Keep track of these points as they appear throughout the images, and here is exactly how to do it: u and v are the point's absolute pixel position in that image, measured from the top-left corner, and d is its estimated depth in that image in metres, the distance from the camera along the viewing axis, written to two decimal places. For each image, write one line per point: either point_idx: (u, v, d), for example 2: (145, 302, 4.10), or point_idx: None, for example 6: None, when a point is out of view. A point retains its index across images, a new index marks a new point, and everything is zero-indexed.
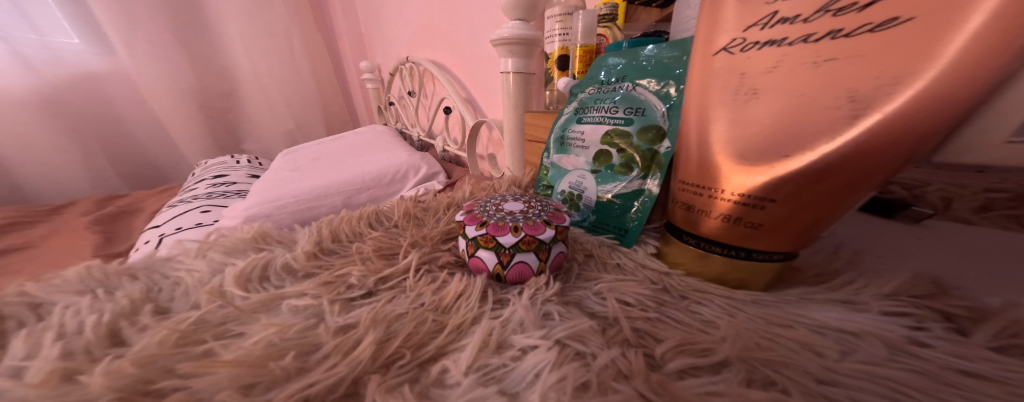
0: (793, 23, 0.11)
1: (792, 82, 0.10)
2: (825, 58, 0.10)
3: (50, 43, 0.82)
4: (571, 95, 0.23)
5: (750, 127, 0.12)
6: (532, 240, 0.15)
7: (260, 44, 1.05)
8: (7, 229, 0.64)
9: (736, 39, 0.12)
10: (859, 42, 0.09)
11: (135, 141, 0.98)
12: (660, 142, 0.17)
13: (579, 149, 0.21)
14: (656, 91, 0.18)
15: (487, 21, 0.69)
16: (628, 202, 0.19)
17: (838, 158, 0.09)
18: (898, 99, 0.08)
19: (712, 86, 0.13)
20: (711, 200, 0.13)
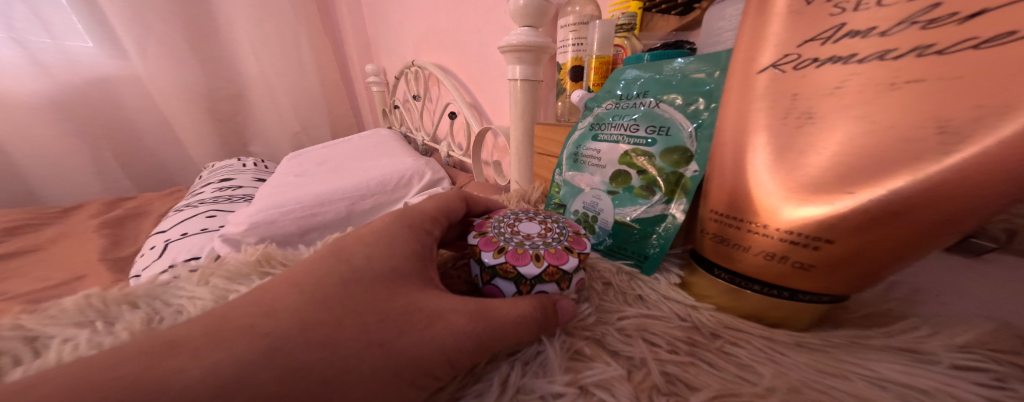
0: (865, 37, 0.10)
1: (860, 108, 0.10)
2: (907, 80, 0.09)
3: (64, 47, 0.89)
4: (586, 109, 0.22)
5: (801, 157, 0.11)
6: (555, 271, 0.15)
7: (268, 49, 1.10)
8: (16, 231, 0.65)
9: (790, 55, 0.12)
10: (959, 59, 0.08)
11: (144, 143, 1.05)
12: (687, 165, 0.16)
13: (595, 167, 0.20)
14: (682, 109, 0.17)
15: (493, 26, 0.68)
16: (649, 228, 0.18)
17: (911, 199, 0.09)
18: (992, 137, 0.07)
19: (760, 107, 0.13)
20: (749, 234, 0.13)
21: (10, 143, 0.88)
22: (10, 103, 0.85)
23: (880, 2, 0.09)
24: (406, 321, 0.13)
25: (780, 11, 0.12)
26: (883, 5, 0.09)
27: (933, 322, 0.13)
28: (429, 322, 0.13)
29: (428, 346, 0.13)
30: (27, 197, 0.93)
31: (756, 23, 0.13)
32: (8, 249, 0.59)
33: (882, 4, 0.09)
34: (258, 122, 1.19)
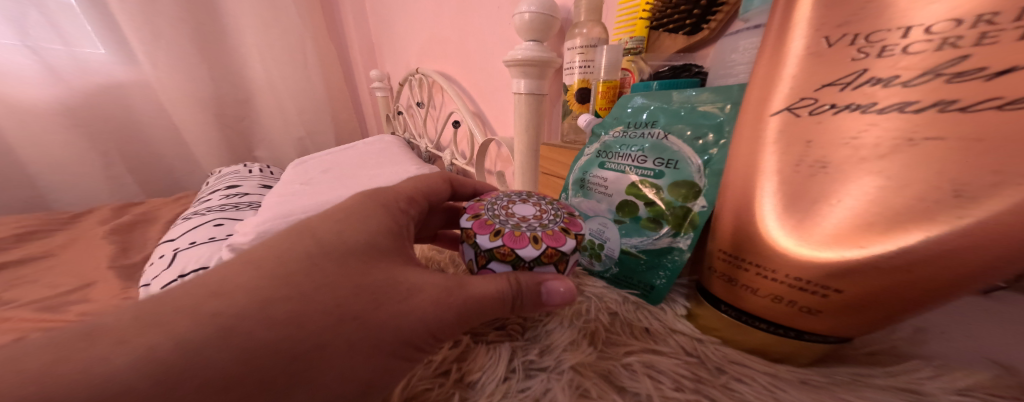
0: (889, 84, 0.10)
1: (874, 163, 0.10)
2: (924, 136, 0.09)
3: (76, 54, 0.92)
4: (593, 133, 0.23)
5: (807, 212, 0.12)
6: (553, 252, 0.18)
7: (275, 57, 1.16)
8: (26, 237, 0.66)
9: (806, 99, 0.12)
10: (982, 118, 0.08)
11: (153, 148, 1.09)
12: (694, 200, 0.17)
13: (602, 195, 0.21)
14: (689, 142, 0.17)
15: (497, 36, 0.70)
16: (655, 259, 0.19)
17: (925, 255, 0.09)
18: (1002, 201, 0.08)
19: (771, 151, 0.13)
20: (755, 277, 0.14)
21: (22, 149, 0.90)
22: (24, 110, 0.88)
23: (906, 49, 0.10)
24: (383, 294, 0.18)
25: (797, 52, 0.13)
26: (909, 52, 0.10)
27: (936, 366, 0.14)
28: (407, 295, 0.18)
29: (404, 316, 0.17)
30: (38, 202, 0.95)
31: (776, 62, 0.13)
32: (19, 255, 0.60)
33: (908, 53, 0.10)
34: (264, 128, 1.26)
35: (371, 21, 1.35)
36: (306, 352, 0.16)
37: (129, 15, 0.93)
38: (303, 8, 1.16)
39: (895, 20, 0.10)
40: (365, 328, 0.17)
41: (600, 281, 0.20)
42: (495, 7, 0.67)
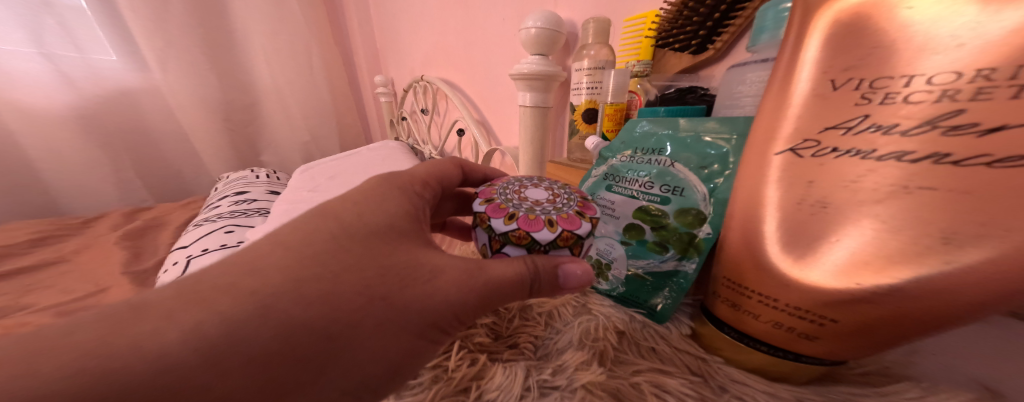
0: (888, 132, 0.11)
1: (873, 206, 0.11)
2: (918, 185, 0.10)
3: (90, 61, 0.94)
4: (600, 156, 0.24)
5: (808, 249, 0.13)
6: (569, 235, 0.20)
7: (282, 63, 1.20)
8: (41, 243, 0.67)
9: (808, 141, 0.14)
10: (975, 173, 0.10)
11: (161, 152, 1.11)
12: (700, 226, 0.19)
13: (610, 217, 0.22)
14: (694, 172, 0.19)
15: (503, 46, 0.72)
16: (661, 281, 0.21)
17: (917, 291, 0.11)
18: (985, 250, 0.09)
19: (774, 187, 0.15)
20: (755, 303, 0.15)
21: (36, 154, 0.92)
22: (38, 117, 0.90)
23: (906, 99, 0.11)
24: (411, 273, 0.20)
25: (803, 96, 0.14)
26: (910, 103, 0.11)
27: (924, 387, 0.15)
28: (431, 275, 0.20)
29: (428, 296, 0.20)
30: (52, 209, 0.97)
31: (783, 96, 0.15)
32: (34, 260, 0.62)
33: (909, 101, 0.11)
34: (270, 133, 1.29)
35: (376, 27, 1.37)
36: (339, 332, 0.18)
37: (142, 23, 0.96)
38: (309, 16, 1.20)
39: (897, 69, 0.11)
40: (394, 306, 0.19)
41: (607, 299, 0.22)
42: (500, 18, 0.69)
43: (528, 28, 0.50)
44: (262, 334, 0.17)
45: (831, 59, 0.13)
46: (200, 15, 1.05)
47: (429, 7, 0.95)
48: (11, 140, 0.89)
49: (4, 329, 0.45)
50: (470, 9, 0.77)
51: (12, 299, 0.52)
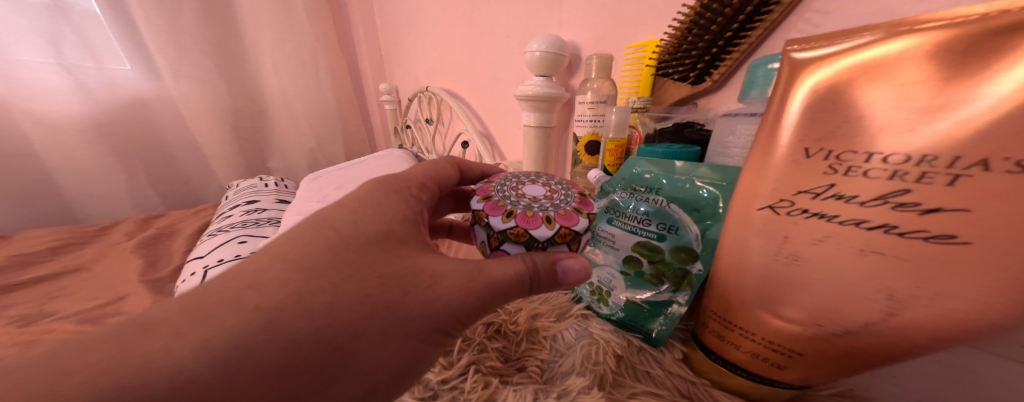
0: (850, 201, 0.14)
1: (837, 263, 0.14)
2: (871, 249, 0.13)
3: (106, 71, 0.98)
4: (601, 189, 0.26)
5: (787, 296, 0.16)
6: (565, 231, 0.23)
7: (290, 73, 1.24)
8: (59, 251, 0.70)
9: (784, 201, 0.16)
10: (918, 245, 0.12)
11: (173, 160, 1.14)
12: (692, 263, 0.22)
13: (611, 248, 0.25)
14: (687, 214, 0.22)
15: (507, 62, 0.75)
16: (656, 309, 0.24)
17: (869, 334, 0.14)
18: (916, 307, 0.12)
19: (756, 238, 0.17)
20: (740, 336, 0.18)
21: (53, 162, 0.95)
22: (55, 125, 0.92)
23: (866, 174, 0.14)
24: (410, 284, 0.22)
25: (781, 159, 0.17)
26: (869, 177, 0.14)
27: None
28: (430, 283, 0.22)
29: (434, 303, 0.22)
30: (69, 216, 1.00)
31: (767, 153, 0.17)
32: (53, 268, 0.64)
33: (869, 175, 0.14)
34: (277, 141, 1.33)
35: (381, 37, 1.41)
36: (346, 341, 0.20)
37: (156, 34, 0.99)
38: (317, 28, 1.25)
39: (859, 147, 0.14)
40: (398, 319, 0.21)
41: (608, 323, 0.25)
42: (504, 36, 0.72)
43: (533, 50, 0.52)
44: (270, 347, 0.19)
45: (805, 131, 0.16)
46: (212, 25, 1.10)
47: (435, 21, 0.98)
48: (28, 146, 0.92)
49: (30, 337, 0.47)
50: (475, 25, 0.80)
51: (35, 307, 0.54)
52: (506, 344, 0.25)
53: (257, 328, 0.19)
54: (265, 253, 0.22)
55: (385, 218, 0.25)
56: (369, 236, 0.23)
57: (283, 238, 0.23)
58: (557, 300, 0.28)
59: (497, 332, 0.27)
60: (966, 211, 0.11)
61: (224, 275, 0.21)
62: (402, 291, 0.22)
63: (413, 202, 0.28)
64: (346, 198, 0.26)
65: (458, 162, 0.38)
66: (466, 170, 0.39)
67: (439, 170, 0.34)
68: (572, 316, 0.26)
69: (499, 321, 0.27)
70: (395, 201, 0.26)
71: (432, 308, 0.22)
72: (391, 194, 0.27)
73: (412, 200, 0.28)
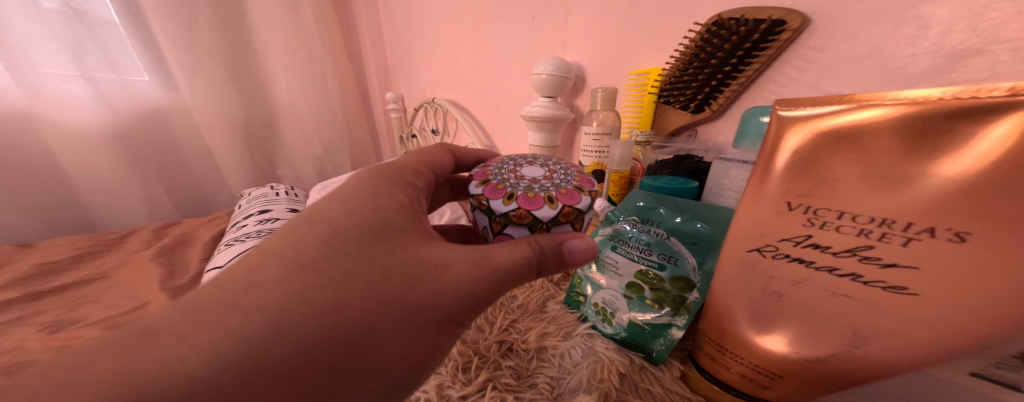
0: (825, 250, 0.18)
1: (815, 301, 0.18)
2: (841, 293, 0.18)
3: (126, 81, 1.02)
4: (607, 219, 0.29)
5: (773, 326, 0.20)
6: (570, 210, 0.27)
7: (301, 82, 1.29)
8: (83, 259, 0.73)
9: (770, 245, 0.20)
10: (875, 292, 0.17)
11: (186, 168, 1.18)
12: (690, 291, 0.25)
13: (616, 273, 0.28)
14: (686, 247, 0.25)
15: (511, 78, 0.78)
16: (657, 331, 0.26)
17: (839, 360, 0.18)
18: (873, 341, 0.17)
19: (744, 278, 0.21)
20: (732, 360, 0.22)
21: (74, 171, 0.98)
22: (76, 134, 0.96)
23: (839, 229, 0.18)
24: (411, 274, 0.25)
25: (770, 210, 0.20)
26: (842, 232, 0.18)
27: None
28: (435, 270, 0.26)
29: (438, 295, 0.25)
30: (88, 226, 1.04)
31: (762, 198, 0.21)
32: (78, 276, 0.67)
33: (840, 230, 0.18)
34: (285, 149, 1.37)
35: (388, 47, 1.46)
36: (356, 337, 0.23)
37: (172, 45, 1.03)
38: (326, 40, 1.30)
39: (834, 205, 0.18)
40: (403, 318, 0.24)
41: (612, 342, 0.28)
42: (510, 53, 0.76)
43: (540, 71, 0.55)
44: (284, 348, 0.22)
45: (791, 184, 0.19)
46: (226, 37, 1.14)
47: (442, 35, 1.02)
48: (50, 156, 0.95)
49: (61, 342, 0.50)
50: (481, 40, 0.84)
51: (64, 314, 0.57)
52: (519, 362, 0.29)
53: (267, 329, 0.22)
54: (281, 248, 0.25)
55: (390, 206, 0.29)
56: (373, 228, 0.27)
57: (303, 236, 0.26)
58: (563, 320, 0.31)
59: (509, 350, 0.30)
60: (917, 268, 0.16)
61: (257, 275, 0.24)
62: (407, 284, 0.25)
63: (410, 191, 0.32)
64: (337, 192, 0.30)
65: (452, 150, 0.43)
66: (461, 156, 0.44)
67: (435, 158, 0.39)
68: (578, 335, 0.29)
69: (511, 339, 0.30)
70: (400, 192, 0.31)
71: (438, 298, 0.25)
72: (387, 184, 0.31)
73: (413, 191, 0.32)
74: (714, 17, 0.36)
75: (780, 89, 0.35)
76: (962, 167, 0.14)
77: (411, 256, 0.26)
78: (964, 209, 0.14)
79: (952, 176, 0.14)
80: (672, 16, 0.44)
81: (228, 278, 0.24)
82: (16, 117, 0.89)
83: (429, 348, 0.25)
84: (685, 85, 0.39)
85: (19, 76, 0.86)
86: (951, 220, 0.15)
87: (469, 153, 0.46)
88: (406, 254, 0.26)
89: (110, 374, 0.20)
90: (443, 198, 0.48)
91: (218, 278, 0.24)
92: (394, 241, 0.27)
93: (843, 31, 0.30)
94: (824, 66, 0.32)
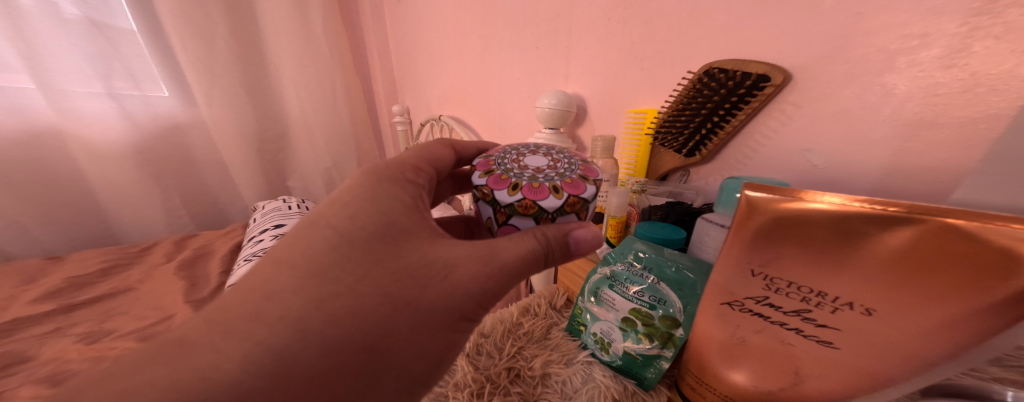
0: (777, 308, 0.21)
1: (768, 347, 0.22)
2: (788, 342, 0.21)
3: (149, 99, 1.07)
4: (605, 260, 0.33)
5: (737, 365, 0.24)
6: (575, 198, 0.30)
7: (311, 97, 1.34)
8: (109, 272, 0.77)
9: (735, 300, 0.23)
10: (813, 345, 0.20)
11: (202, 180, 1.24)
12: (677, 329, 0.28)
13: (613, 308, 0.32)
14: (673, 291, 0.28)
15: (515, 97, 0.83)
16: (648, 362, 0.30)
17: (785, 393, 0.22)
18: (809, 380, 0.20)
19: (717, 323, 0.24)
20: (705, 388, 0.26)
21: (99, 187, 1.03)
22: (101, 148, 1.01)
23: (787, 293, 0.20)
24: (421, 275, 0.28)
25: (734, 275, 0.22)
26: (789, 296, 0.20)
27: None
28: (445, 273, 0.28)
29: (452, 293, 0.28)
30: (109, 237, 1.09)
31: (727, 263, 0.23)
32: (106, 289, 0.72)
33: (788, 294, 0.20)
34: (295, 161, 1.43)
35: (394, 61, 1.52)
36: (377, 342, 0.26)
37: (192, 65, 1.08)
38: (336, 54, 1.35)
39: (783, 277, 0.20)
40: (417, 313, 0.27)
41: (609, 369, 0.32)
42: (515, 78, 0.80)
43: (544, 105, 0.60)
44: (309, 354, 0.25)
45: (750, 256, 0.21)
46: (241, 54, 1.19)
47: (449, 55, 1.06)
48: (78, 172, 1.01)
49: (98, 352, 0.54)
50: (486, 63, 0.89)
51: (97, 325, 0.61)
52: (527, 388, 0.32)
53: (293, 337, 0.25)
54: (300, 258, 0.28)
55: (399, 205, 0.31)
56: (382, 231, 0.29)
57: (317, 246, 0.28)
58: (565, 347, 0.35)
59: (518, 376, 0.34)
60: (839, 329, 0.18)
61: (283, 282, 0.27)
62: (417, 287, 0.27)
63: (413, 190, 0.34)
64: (340, 195, 0.32)
65: (451, 145, 0.46)
66: (460, 149, 0.48)
67: (435, 155, 0.42)
68: (579, 362, 0.33)
69: (519, 366, 0.34)
70: (404, 192, 0.33)
71: (448, 298, 0.28)
72: (387, 185, 0.33)
73: (414, 190, 0.35)
74: (706, 68, 0.40)
75: (764, 140, 0.38)
76: (876, 259, 0.17)
77: (419, 261, 0.28)
78: (878, 292, 0.17)
79: (872, 268, 0.17)
80: (666, 51, 0.47)
81: (256, 289, 0.27)
82: (46, 135, 0.94)
83: (444, 347, 0.28)
84: (677, 126, 0.43)
85: (52, 97, 0.92)
86: (868, 299, 0.17)
87: (470, 147, 0.49)
88: (414, 256, 0.29)
89: (166, 381, 0.23)
90: (446, 191, 0.52)
91: (247, 288, 0.27)
92: (405, 243, 0.29)
93: (820, 90, 0.33)
94: (801, 122, 0.35)
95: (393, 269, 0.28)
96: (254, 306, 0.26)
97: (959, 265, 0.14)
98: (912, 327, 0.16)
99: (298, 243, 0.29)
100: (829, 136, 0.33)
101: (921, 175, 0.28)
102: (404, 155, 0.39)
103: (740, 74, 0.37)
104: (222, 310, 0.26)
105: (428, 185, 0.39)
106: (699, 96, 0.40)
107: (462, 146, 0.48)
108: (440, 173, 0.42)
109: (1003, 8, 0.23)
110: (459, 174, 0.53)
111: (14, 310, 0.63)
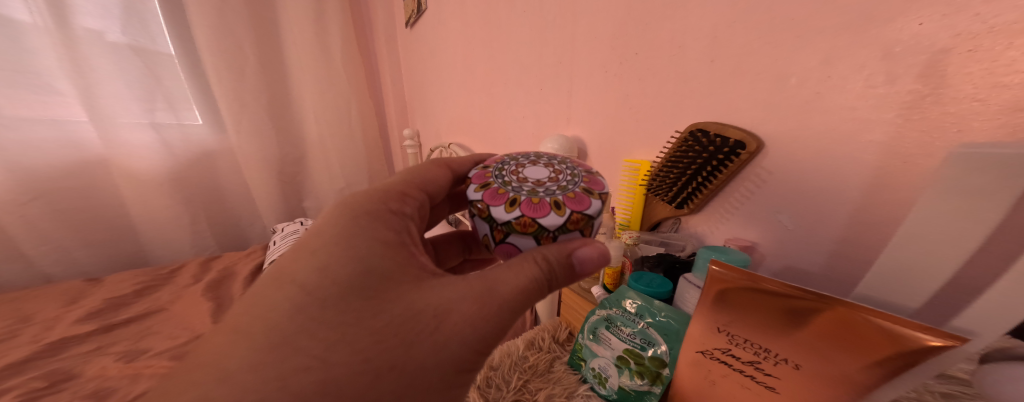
0: (737, 358, 0.27)
1: (731, 389, 0.28)
2: (746, 386, 0.27)
3: (185, 127, 1.17)
4: (602, 304, 0.39)
5: None
6: (579, 216, 0.32)
7: (328, 123, 1.44)
8: (143, 293, 0.84)
9: (706, 349, 0.29)
10: (762, 388, 0.26)
11: (228, 203, 1.34)
12: (664, 368, 0.33)
13: (608, 347, 0.37)
14: (659, 335, 0.34)
15: (518, 127, 0.89)
16: (641, 395, 0.35)
17: None
18: None
19: (693, 368, 0.30)
20: None
21: (136, 211, 1.12)
22: (138, 174, 1.09)
23: (743, 347, 0.27)
24: (402, 330, 0.28)
25: (707, 329, 0.29)
26: (745, 349, 0.26)
27: None
28: (433, 331, 0.28)
29: (439, 354, 0.28)
30: (140, 257, 1.17)
31: (701, 320, 0.29)
32: (140, 310, 0.77)
33: (745, 349, 0.26)
34: (311, 182, 1.52)
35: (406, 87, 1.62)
36: None
37: (226, 98, 1.19)
38: (352, 82, 1.46)
39: (741, 335, 0.26)
40: (400, 376, 0.27)
41: None
42: (519, 117, 0.88)
43: (547, 149, 0.66)
44: None
45: (717, 315, 0.28)
46: (267, 83, 1.30)
47: (459, 89, 1.15)
48: (117, 197, 1.10)
49: (135, 370, 0.59)
50: (492, 99, 0.97)
51: (133, 344, 0.67)
52: None
53: None
54: (282, 316, 0.28)
55: (374, 251, 0.32)
56: (353, 286, 0.30)
57: (282, 306, 0.29)
58: (567, 381, 0.40)
59: None
60: (778, 377, 0.25)
61: (263, 339, 0.27)
62: (403, 347, 0.28)
63: (397, 225, 0.37)
64: (302, 247, 0.33)
65: (445, 165, 0.49)
66: (454, 168, 0.51)
67: (426, 183, 0.45)
68: (579, 395, 0.38)
69: (525, 398, 0.39)
70: (376, 230, 0.34)
71: (438, 353, 0.28)
72: (363, 224, 0.35)
73: (398, 226, 0.37)
74: (693, 128, 0.44)
75: (742, 198, 0.42)
76: (807, 328, 0.23)
77: (397, 321, 0.29)
78: (807, 352, 0.23)
79: (799, 335, 0.23)
80: (654, 100, 0.52)
81: (247, 337, 0.28)
82: (95, 164, 1.04)
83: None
84: (668, 181, 0.48)
85: (103, 129, 1.01)
86: (799, 356, 0.23)
87: (468, 162, 0.53)
88: (397, 309, 0.29)
89: None
90: (443, 212, 0.56)
91: (238, 341, 0.28)
92: (385, 293, 0.30)
93: (784, 160, 0.37)
94: (772, 185, 0.39)
95: (375, 327, 0.28)
96: (213, 385, 0.25)
97: (852, 339, 0.21)
98: (825, 379, 0.22)
99: (261, 305, 0.30)
100: (797, 198, 0.37)
101: (879, 236, 0.31)
102: (391, 183, 0.43)
103: (719, 139, 0.41)
104: (217, 365, 0.27)
105: (415, 212, 0.42)
106: (685, 155, 0.45)
107: (456, 166, 0.51)
108: (432, 197, 0.46)
109: (928, 106, 0.26)
110: (454, 193, 0.57)
111: (59, 330, 0.69)
